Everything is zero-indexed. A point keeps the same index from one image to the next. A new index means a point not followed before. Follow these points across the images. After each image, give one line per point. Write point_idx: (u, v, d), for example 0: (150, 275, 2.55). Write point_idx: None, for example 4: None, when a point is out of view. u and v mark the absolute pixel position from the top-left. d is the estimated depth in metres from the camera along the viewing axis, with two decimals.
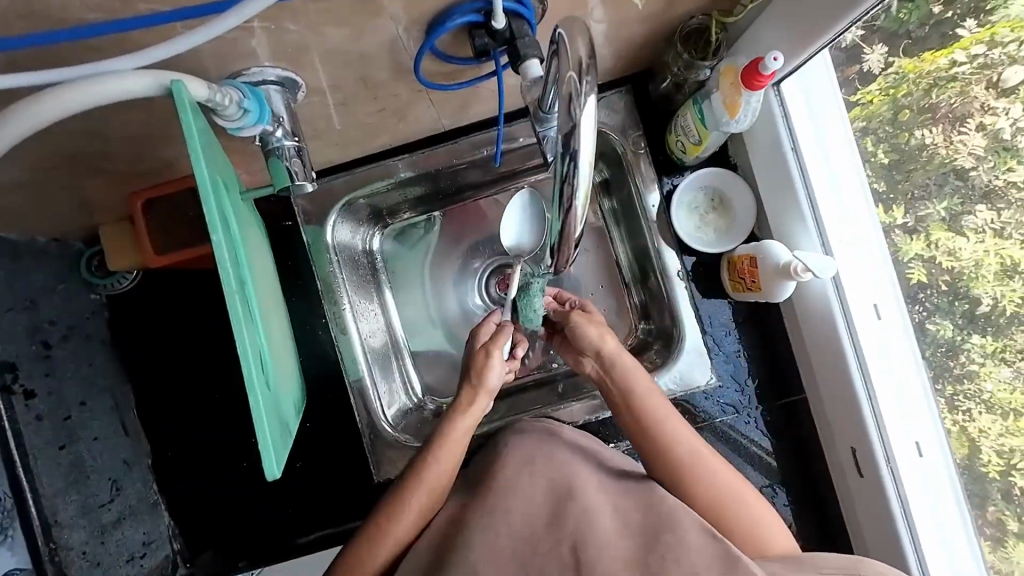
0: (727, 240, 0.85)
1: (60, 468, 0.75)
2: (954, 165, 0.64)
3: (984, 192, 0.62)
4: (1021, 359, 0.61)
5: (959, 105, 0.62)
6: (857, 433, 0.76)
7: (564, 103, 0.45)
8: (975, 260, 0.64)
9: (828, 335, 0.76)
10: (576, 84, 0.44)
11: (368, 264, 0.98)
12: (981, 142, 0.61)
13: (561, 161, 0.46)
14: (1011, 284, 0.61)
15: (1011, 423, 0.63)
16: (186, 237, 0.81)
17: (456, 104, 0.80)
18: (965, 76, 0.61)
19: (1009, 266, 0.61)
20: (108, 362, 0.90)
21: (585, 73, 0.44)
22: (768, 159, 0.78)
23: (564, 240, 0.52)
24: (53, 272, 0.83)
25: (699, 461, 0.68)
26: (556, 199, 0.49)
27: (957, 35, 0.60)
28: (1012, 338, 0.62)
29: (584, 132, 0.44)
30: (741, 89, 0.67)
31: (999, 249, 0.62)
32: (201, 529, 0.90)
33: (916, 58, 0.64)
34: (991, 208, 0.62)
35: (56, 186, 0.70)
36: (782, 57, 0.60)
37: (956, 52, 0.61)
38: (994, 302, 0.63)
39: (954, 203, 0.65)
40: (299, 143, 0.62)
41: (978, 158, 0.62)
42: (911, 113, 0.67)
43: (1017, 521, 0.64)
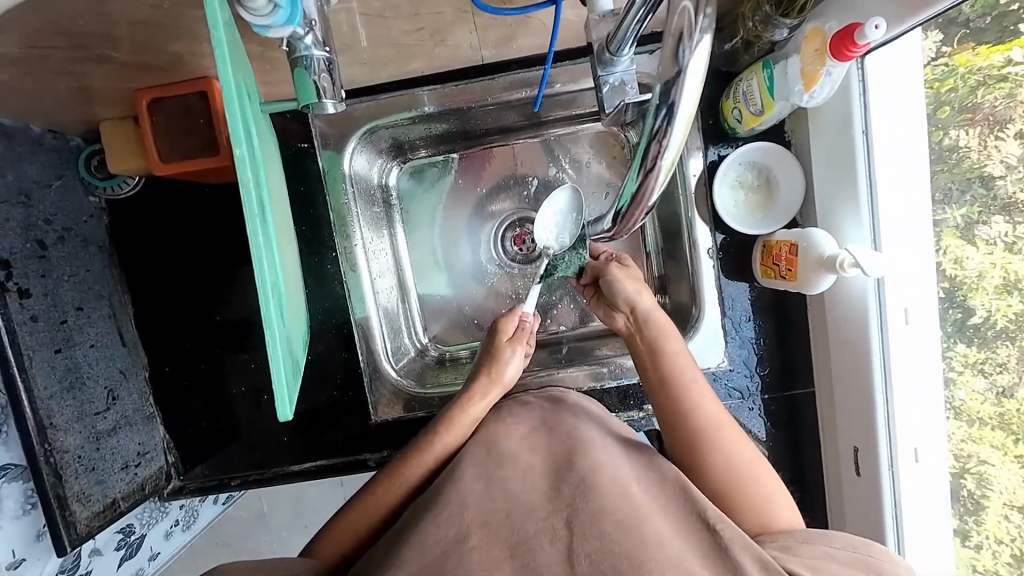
0: (766, 223, 0.80)
1: (55, 371, 0.71)
2: (981, 172, 0.64)
3: (1003, 204, 0.63)
4: (998, 372, 0.66)
5: (1002, 109, 0.61)
6: (863, 431, 0.76)
7: (672, 41, 0.40)
8: (979, 271, 0.66)
9: (857, 336, 0.74)
10: (691, 18, 0.38)
11: (382, 200, 0.93)
12: (1015, 152, 0.61)
13: (655, 114, 0.42)
14: (1008, 299, 0.64)
15: (972, 431, 0.69)
16: (188, 145, 0.73)
17: (503, 33, 0.73)
18: (1015, 77, 0.59)
19: (1011, 282, 0.63)
20: (106, 270, 0.86)
21: (704, 5, 0.38)
22: (833, 139, 0.72)
23: (635, 204, 0.47)
24: (49, 165, 0.77)
25: (695, 412, 0.70)
26: (637, 159, 0.44)
27: (1017, 31, 0.57)
28: (995, 352, 0.66)
29: (688, 81, 0.40)
30: (826, 58, 0.60)
31: (1005, 263, 0.63)
32: (198, 444, 0.92)
33: (970, 52, 0.61)
34: (1008, 221, 0.62)
35: (51, 70, 0.63)
36: (884, 25, 0.53)
37: (1012, 50, 0.58)
38: (987, 314, 0.66)
39: (971, 212, 0.65)
40: (330, 55, 0.54)
41: (1008, 168, 0.62)
42: (950, 112, 0.66)
43: (956, 519, 0.72)
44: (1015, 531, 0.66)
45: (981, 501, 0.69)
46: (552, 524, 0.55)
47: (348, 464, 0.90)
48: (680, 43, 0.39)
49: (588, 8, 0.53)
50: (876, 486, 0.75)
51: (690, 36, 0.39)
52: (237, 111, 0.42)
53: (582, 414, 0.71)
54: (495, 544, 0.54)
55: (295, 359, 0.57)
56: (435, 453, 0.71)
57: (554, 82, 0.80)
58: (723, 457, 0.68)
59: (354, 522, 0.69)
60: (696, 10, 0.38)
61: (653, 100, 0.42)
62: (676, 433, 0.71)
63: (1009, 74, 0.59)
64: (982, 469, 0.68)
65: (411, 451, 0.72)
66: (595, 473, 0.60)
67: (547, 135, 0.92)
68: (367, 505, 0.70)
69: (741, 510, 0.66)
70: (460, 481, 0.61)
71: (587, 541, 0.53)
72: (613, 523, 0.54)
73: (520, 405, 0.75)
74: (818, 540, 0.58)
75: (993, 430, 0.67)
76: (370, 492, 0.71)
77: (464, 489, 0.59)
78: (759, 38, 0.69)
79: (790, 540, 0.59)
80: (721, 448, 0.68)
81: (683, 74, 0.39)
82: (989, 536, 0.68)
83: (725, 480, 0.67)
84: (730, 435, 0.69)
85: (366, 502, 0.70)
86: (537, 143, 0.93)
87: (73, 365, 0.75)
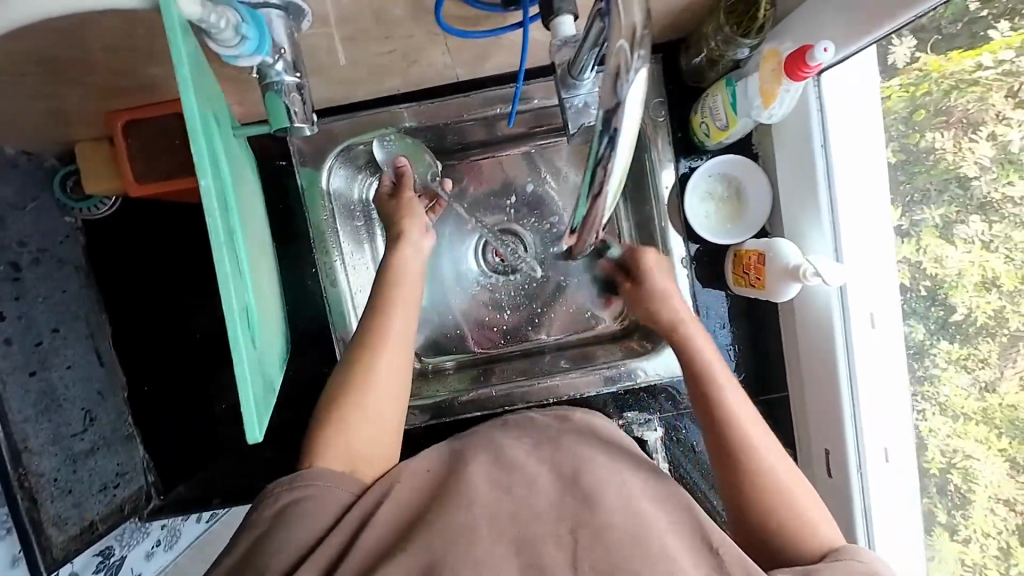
0: (736, 232, 0.82)
1: (29, 394, 0.72)
2: (957, 172, 0.66)
3: (980, 203, 0.65)
4: (981, 368, 0.68)
5: (975, 110, 0.63)
6: (834, 434, 0.77)
7: (609, 76, 0.39)
8: (959, 270, 0.67)
9: (824, 346, 0.76)
10: (627, 56, 0.38)
11: (363, 215, 0.92)
12: (989, 152, 0.63)
13: (598, 140, 0.41)
14: (987, 296, 0.66)
15: (958, 426, 0.70)
16: (164, 167, 0.73)
17: (475, 53, 0.73)
18: (987, 81, 0.61)
19: (988, 279, 0.65)
20: (83, 290, 0.85)
21: (638, 45, 0.38)
22: (795, 152, 0.74)
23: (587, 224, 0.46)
24: (23, 188, 0.77)
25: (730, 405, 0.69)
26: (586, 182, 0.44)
27: (987, 37, 0.59)
28: (977, 347, 0.68)
29: (625, 114, 0.39)
30: (782, 78, 0.62)
31: (983, 261, 0.65)
32: (180, 460, 0.91)
33: (942, 57, 0.63)
34: (985, 220, 0.64)
35: (22, 95, 0.63)
36: (831, 48, 0.55)
37: (982, 55, 0.60)
38: (967, 312, 0.68)
39: (950, 212, 0.67)
40: (300, 79, 0.55)
41: (982, 168, 0.64)
42: (927, 114, 0.67)
43: (944, 513, 0.72)
44: (1002, 525, 0.67)
45: (968, 495, 0.70)
46: (558, 531, 0.58)
47: None
48: (619, 76, 0.38)
49: (551, 32, 0.54)
50: (847, 487, 0.76)
51: (628, 68, 0.38)
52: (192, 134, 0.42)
53: (583, 435, 0.71)
54: (483, 546, 0.56)
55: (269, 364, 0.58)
56: (394, 329, 0.73)
57: (530, 98, 0.83)
58: (761, 462, 0.65)
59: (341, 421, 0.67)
60: (635, 47, 0.38)
61: (597, 128, 0.41)
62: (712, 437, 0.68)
63: (980, 78, 0.62)
64: (968, 465, 0.70)
65: (366, 355, 0.71)
66: (599, 490, 0.61)
67: (526, 148, 0.91)
68: (354, 420, 0.68)
69: (778, 527, 0.63)
70: (442, 490, 0.62)
71: (592, 551, 0.56)
72: (618, 537, 0.56)
73: (524, 424, 0.75)
74: (844, 556, 0.58)
75: (977, 424, 0.68)
76: (345, 404, 0.68)
77: (452, 495, 0.60)
78: (723, 56, 0.71)
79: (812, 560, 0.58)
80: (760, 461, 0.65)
81: (622, 107, 0.38)
82: (976, 529, 0.70)
83: (772, 496, 0.64)
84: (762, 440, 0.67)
85: (346, 420, 0.67)
86: (520, 154, 0.92)
87: (48, 388, 0.75)
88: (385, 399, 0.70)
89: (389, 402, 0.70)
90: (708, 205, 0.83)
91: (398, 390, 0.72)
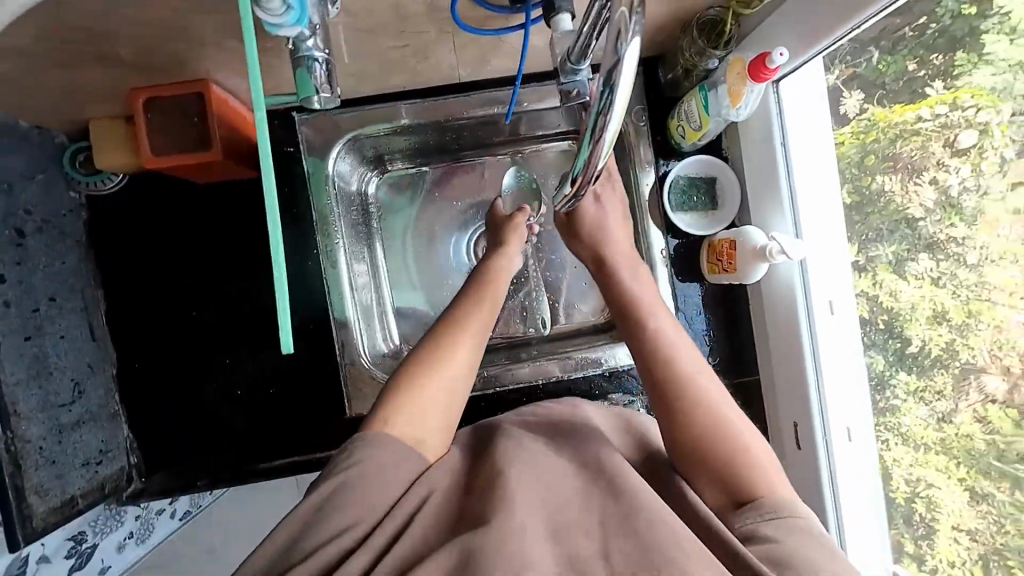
0: (711, 225, 0.91)
1: (23, 358, 0.72)
2: (906, 214, 0.71)
3: (928, 242, 0.69)
4: (936, 399, 0.70)
5: (918, 158, 0.68)
6: (800, 408, 0.84)
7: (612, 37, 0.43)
8: (912, 303, 0.71)
9: (790, 325, 0.83)
10: (626, 20, 0.42)
11: (361, 207, 0.98)
12: (933, 197, 0.68)
13: (598, 95, 0.43)
14: (937, 330, 0.68)
15: (920, 456, 0.73)
16: (181, 143, 0.76)
17: (478, 53, 0.81)
18: (928, 131, 0.67)
19: (939, 313, 0.68)
20: (82, 264, 0.86)
21: (636, 8, 0.42)
22: (760, 151, 0.83)
23: (585, 173, 0.48)
24: (34, 160, 0.79)
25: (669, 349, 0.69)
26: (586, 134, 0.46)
27: (925, 93, 0.66)
28: (931, 380, 0.70)
29: (626, 70, 0.42)
30: (747, 81, 0.71)
31: (933, 296, 0.68)
32: (185, 448, 0.91)
33: (887, 109, 0.70)
34: (932, 258, 0.68)
35: (51, 66, 0.66)
36: (787, 53, 0.66)
37: (922, 108, 0.67)
38: (923, 343, 0.70)
39: (901, 249, 0.72)
40: (328, 56, 0.61)
41: (927, 210, 0.69)
42: (876, 160, 0.74)
43: (911, 544, 0.75)
44: (966, 554, 0.68)
45: (932, 523, 0.71)
46: (588, 518, 0.55)
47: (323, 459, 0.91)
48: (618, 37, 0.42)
49: (552, 29, 0.62)
50: (814, 459, 0.82)
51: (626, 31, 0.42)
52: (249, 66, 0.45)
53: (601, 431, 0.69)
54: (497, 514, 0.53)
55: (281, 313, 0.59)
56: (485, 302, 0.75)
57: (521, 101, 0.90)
58: (700, 409, 0.64)
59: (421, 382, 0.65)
60: (632, 13, 0.42)
61: (597, 87, 0.44)
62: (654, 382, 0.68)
63: (920, 128, 0.67)
64: (929, 494, 0.71)
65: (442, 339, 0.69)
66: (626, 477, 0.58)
67: (518, 152, 1.00)
68: (437, 377, 0.65)
69: (715, 471, 0.61)
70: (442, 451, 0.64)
71: (621, 540, 0.52)
72: (647, 520, 0.53)
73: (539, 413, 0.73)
74: (771, 513, 0.56)
75: (937, 454, 0.70)
76: (430, 362, 0.66)
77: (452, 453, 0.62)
78: (695, 67, 0.81)
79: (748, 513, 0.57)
80: (701, 410, 0.64)
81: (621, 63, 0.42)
82: (943, 559, 0.71)
83: (707, 441, 0.62)
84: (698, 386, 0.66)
85: (427, 378, 0.65)
86: (503, 160, 1.00)
87: (40, 353, 0.75)
88: (454, 386, 0.66)
89: (460, 384, 0.67)
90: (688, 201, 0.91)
91: (467, 375, 0.68)
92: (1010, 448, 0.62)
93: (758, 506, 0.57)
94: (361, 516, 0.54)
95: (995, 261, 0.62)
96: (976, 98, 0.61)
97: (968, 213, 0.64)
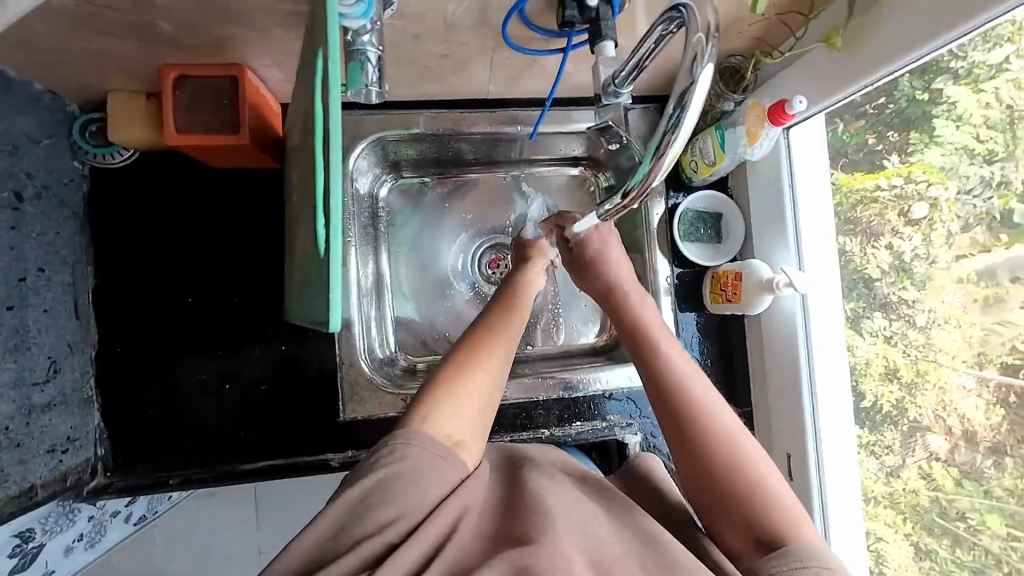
0: (715, 258, 0.95)
1: (2, 330, 0.65)
2: (863, 274, 0.80)
3: (882, 303, 0.78)
4: (884, 454, 0.78)
5: (876, 224, 0.78)
6: (795, 439, 0.87)
7: (688, 61, 0.46)
8: (867, 359, 0.80)
9: (790, 356, 0.87)
10: (702, 46, 0.45)
11: (370, 210, 0.97)
12: (888, 260, 0.77)
13: (668, 116, 0.48)
14: (889, 386, 0.77)
15: (869, 508, 0.81)
16: (206, 123, 0.76)
17: (513, 72, 0.84)
18: (886, 200, 0.76)
19: (890, 371, 0.77)
20: (75, 237, 0.82)
21: (713, 35, 0.45)
22: (770, 191, 0.87)
23: (641, 187, 0.53)
24: (42, 123, 0.75)
25: (677, 377, 0.66)
26: (652, 148, 0.50)
27: (883, 165, 0.75)
28: (882, 434, 0.78)
29: (696, 95, 0.46)
30: (765, 123, 0.77)
31: (886, 354, 0.77)
32: (144, 438, 0.85)
33: (850, 175, 0.80)
34: (885, 317, 0.77)
35: (83, 31, 0.63)
36: (806, 102, 0.71)
37: (880, 178, 0.76)
38: (874, 398, 0.79)
39: (858, 306, 0.81)
40: (382, 53, 0.63)
41: (883, 272, 0.78)
42: (838, 222, 0.83)
43: None
44: None
45: None
46: (631, 554, 0.54)
47: (311, 464, 0.87)
48: (694, 61, 0.45)
49: (596, 54, 0.65)
50: (806, 491, 0.85)
51: (700, 58, 0.45)
52: (322, 34, 0.45)
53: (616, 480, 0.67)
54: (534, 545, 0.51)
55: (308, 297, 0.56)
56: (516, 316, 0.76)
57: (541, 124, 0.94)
58: (714, 442, 0.61)
59: (459, 387, 0.64)
60: (707, 41, 0.46)
61: (667, 108, 0.48)
62: (664, 416, 0.64)
63: (879, 197, 0.77)
64: (879, 546, 0.79)
65: (479, 350, 0.68)
66: (657, 528, 0.57)
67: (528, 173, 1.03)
68: (473, 382, 0.65)
69: (737, 510, 0.58)
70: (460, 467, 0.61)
71: None
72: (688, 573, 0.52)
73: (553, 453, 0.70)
74: (801, 558, 0.53)
75: (886, 508, 0.78)
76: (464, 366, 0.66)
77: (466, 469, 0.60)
78: (713, 108, 0.86)
79: (775, 559, 0.53)
80: (715, 445, 0.60)
81: (695, 86, 0.46)
82: None
83: (722, 478, 0.59)
84: (710, 415, 0.62)
85: (464, 383, 0.64)
86: (511, 178, 1.03)
87: (21, 325, 0.69)
88: (492, 391, 0.66)
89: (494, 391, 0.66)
90: (693, 237, 0.95)
91: (496, 388, 0.67)
92: (951, 505, 0.71)
93: (784, 549, 0.54)
94: (404, 512, 0.52)
95: (940, 324, 0.72)
96: (926, 174, 0.71)
97: (918, 277, 0.74)
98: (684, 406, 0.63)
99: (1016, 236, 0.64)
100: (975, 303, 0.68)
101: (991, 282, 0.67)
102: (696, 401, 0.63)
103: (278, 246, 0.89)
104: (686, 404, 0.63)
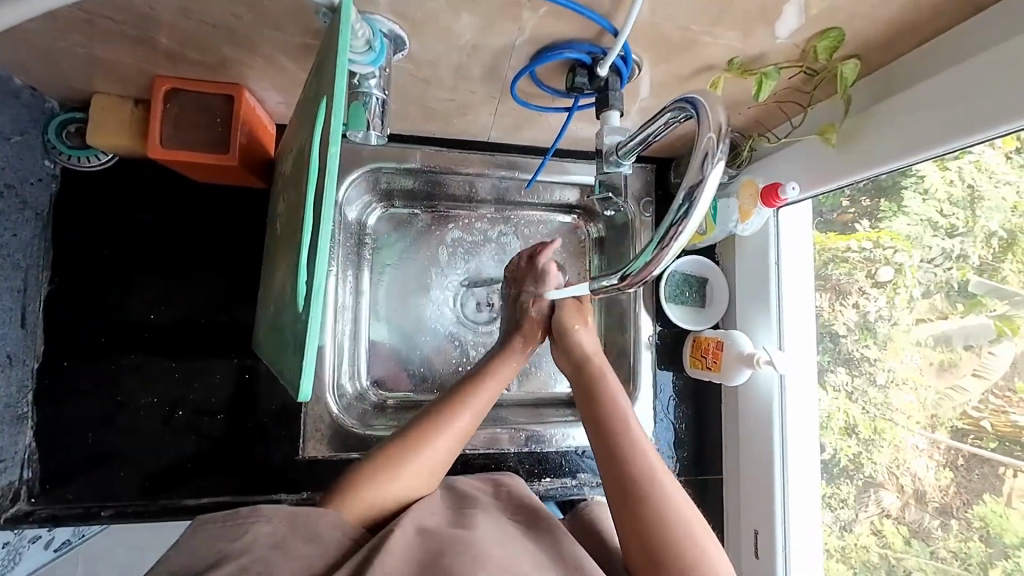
0: (697, 322, 0.96)
1: None
2: (830, 328, 0.82)
3: (846, 358, 0.80)
4: (839, 507, 0.80)
5: (846, 280, 0.80)
6: (763, 515, 0.86)
7: (699, 156, 0.46)
8: (829, 412, 0.82)
9: (762, 429, 0.87)
10: (713, 144, 0.46)
11: (355, 237, 0.94)
12: (855, 320, 0.79)
13: (677, 207, 0.48)
14: (847, 440, 0.79)
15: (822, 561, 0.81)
16: (196, 140, 0.73)
17: (514, 122, 0.84)
18: (854, 260, 0.79)
19: (849, 426, 0.79)
20: (34, 239, 0.77)
21: (724, 137, 0.46)
22: (756, 266, 0.89)
23: (639, 274, 0.53)
24: (16, 120, 0.71)
25: (630, 448, 0.67)
26: (656, 238, 0.50)
27: (854, 228, 0.77)
28: (838, 486, 0.80)
29: (706, 190, 0.46)
30: (757, 203, 0.80)
31: (846, 408, 0.79)
32: (84, 460, 0.78)
33: (823, 235, 0.82)
34: (848, 372, 0.79)
35: (72, 38, 0.60)
36: (798, 188, 0.74)
37: (852, 240, 0.78)
38: (834, 452, 0.81)
39: (826, 359, 0.82)
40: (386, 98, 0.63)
41: (849, 329, 0.79)
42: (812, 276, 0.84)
43: None
44: None
45: None
46: None
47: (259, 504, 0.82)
48: (706, 157, 0.46)
49: (601, 121, 0.65)
50: (772, 566, 0.84)
51: (712, 154, 0.46)
52: (328, 82, 0.43)
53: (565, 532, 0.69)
54: None
55: (279, 343, 0.53)
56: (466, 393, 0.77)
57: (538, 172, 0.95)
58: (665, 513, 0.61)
59: (388, 474, 0.67)
60: (718, 140, 0.46)
61: (676, 198, 0.48)
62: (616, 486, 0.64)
63: (849, 256, 0.79)
64: None
65: (417, 433, 0.71)
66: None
67: (521, 217, 1.01)
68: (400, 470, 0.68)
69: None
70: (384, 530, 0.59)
71: None
72: None
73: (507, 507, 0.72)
74: None
75: (836, 561, 0.80)
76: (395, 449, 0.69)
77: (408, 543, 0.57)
78: None
79: None
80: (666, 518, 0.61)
81: (704, 182, 0.46)
82: None
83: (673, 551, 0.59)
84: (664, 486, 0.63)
85: (395, 471, 0.67)
86: (503, 218, 1.01)
87: None
88: (421, 479, 0.70)
89: (427, 476, 0.70)
90: (679, 300, 0.96)
91: (429, 475, 0.70)
92: (898, 563, 0.72)
93: None
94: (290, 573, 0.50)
95: (898, 384, 0.73)
96: (894, 241, 0.73)
97: (879, 337, 0.76)
98: (636, 477, 0.64)
99: (971, 306, 0.66)
100: (932, 365, 0.69)
101: (946, 347, 0.68)
102: (649, 471, 0.64)
103: (253, 268, 0.85)
104: (638, 474, 0.64)
